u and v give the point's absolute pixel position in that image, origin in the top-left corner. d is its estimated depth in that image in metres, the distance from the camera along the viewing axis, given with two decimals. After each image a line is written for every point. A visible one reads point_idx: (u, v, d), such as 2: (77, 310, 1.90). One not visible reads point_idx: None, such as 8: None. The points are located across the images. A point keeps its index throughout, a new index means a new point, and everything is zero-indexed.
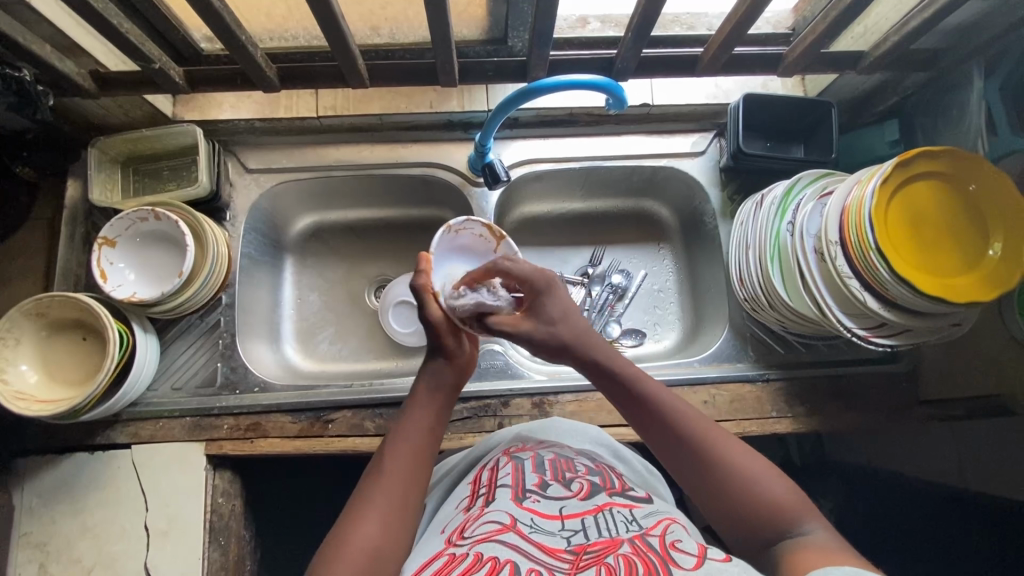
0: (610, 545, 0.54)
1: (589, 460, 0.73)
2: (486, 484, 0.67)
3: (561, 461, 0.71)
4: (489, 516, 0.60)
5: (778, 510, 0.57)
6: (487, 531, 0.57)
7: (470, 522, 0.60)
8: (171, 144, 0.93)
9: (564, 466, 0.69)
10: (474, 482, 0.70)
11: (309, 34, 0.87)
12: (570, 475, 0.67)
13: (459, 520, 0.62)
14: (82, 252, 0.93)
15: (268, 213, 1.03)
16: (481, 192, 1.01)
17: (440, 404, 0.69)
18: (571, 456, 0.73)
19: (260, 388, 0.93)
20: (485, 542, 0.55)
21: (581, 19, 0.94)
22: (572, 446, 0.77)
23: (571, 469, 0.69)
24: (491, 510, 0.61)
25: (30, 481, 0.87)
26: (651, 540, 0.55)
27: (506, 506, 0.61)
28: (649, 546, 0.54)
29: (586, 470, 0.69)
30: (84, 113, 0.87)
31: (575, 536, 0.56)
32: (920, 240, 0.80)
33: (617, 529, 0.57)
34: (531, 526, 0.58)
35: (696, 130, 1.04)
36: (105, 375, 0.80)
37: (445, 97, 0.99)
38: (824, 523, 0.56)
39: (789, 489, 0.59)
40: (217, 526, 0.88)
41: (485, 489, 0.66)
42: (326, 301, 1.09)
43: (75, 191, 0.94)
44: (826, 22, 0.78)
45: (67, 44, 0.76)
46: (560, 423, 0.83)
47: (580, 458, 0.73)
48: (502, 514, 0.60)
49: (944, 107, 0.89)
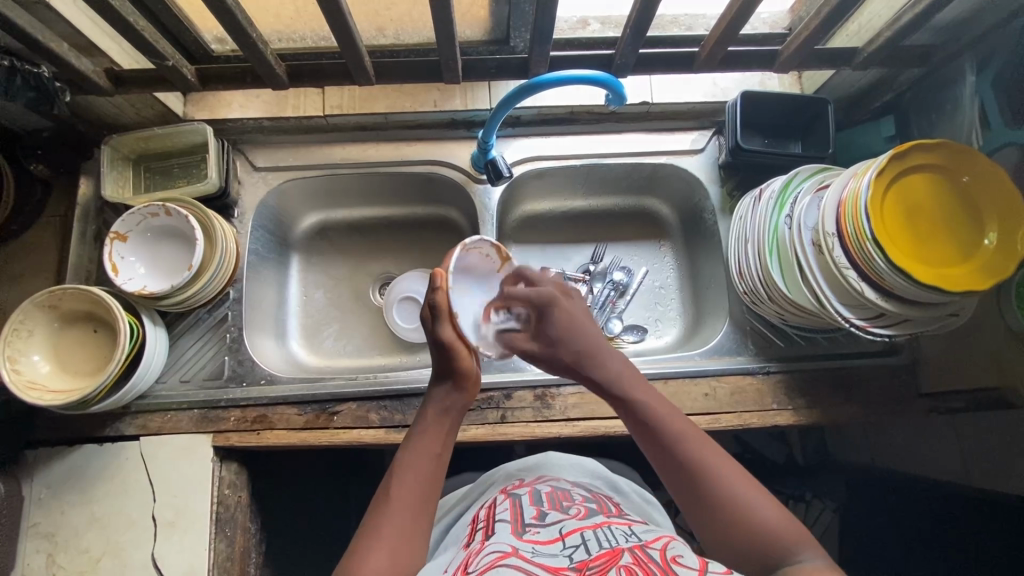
0: (612, 556, 0.55)
1: (585, 490, 0.74)
2: (485, 521, 0.68)
3: (558, 492, 0.72)
4: (490, 548, 0.59)
5: (775, 539, 0.58)
6: (489, 559, 0.56)
7: (473, 557, 0.59)
8: (182, 142, 0.95)
9: (561, 497, 0.70)
10: (474, 521, 0.71)
11: (316, 35, 0.90)
12: (567, 504, 0.69)
13: (461, 557, 0.62)
14: (94, 249, 0.95)
15: (276, 211, 1.05)
16: (484, 188, 1.03)
17: (447, 427, 0.71)
18: (568, 487, 0.74)
19: (267, 380, 0.95)
20: (490, 568, 0.54)
21: (582, 20, 0.96)
22: (569, 478, 0.79)
23: (568, 499, 0.70)
24: (491, 543, 0.60)
25: (39, 472, 0.89)
26: (652, 551, 0.56)
27: (506, 538, 0.61)
28: (649, 557, 0.54)
29: (583, 498, 0.71)
30: (97, 111, 0.89)
31: (576, 552, 0.57)
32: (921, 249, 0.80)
33: (617, 540, 0.59)
34: (533, 551, 0.57)
35: (695, 128, 1.06)
36: (116, 366, 0.81)
37: (448, 96, 1.02)
38: (820, 553, 0.58)
39: (785, 517, 0.60)
40: (224, 517, 0.89)
41: (485, 526, 0.66)
42: (331, 298, 1.11)
43: (87, 188, 0.96)
44: (820, 19, 0.80)
45: (84, 43, 0.78)
46: (554, 456, 0.85)
47: (576, 489, 0.74)
48: (504, 545, 0.59)
49: (938, 102, 0.90)
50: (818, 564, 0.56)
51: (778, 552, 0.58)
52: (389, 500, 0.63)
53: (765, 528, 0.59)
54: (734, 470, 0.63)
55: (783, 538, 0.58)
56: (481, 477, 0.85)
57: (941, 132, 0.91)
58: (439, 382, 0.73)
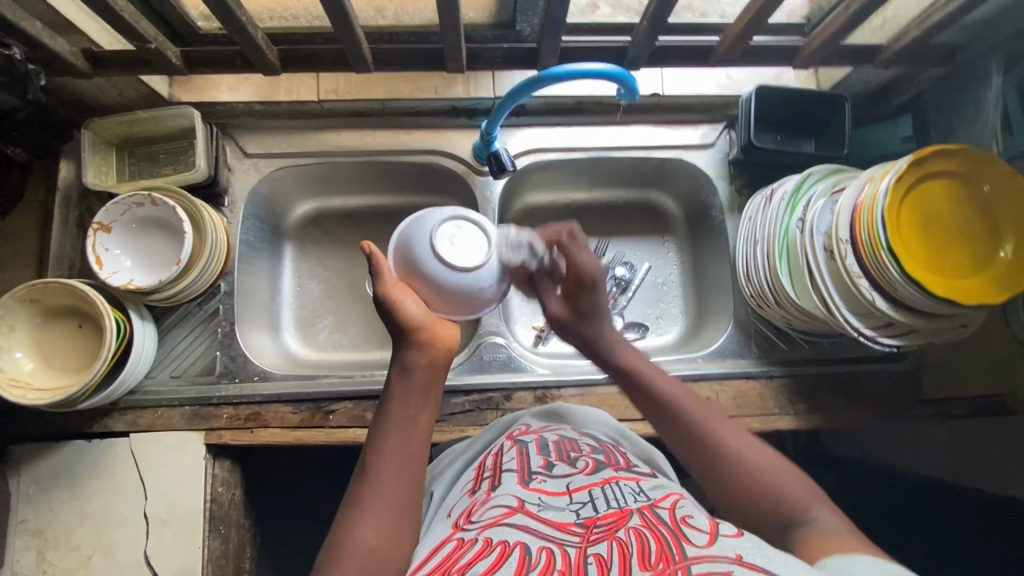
0: (620, 516, 0.53)
1: (593, 440, 0.70)
2: (491, 468, 0.65)
3: (565, 441, 0.68)
4: (495, 500, 0.58)
5: (790, 498, 0.57)
6: (495, 514, 0.55)
7: (477, 507, 0.58)
8: (167, 127, 0.91)
9: (569, 447, 0.67)
10: (480, 467, 0.68)
11: (311, 14, 0.84)
12: (575, 455, 0.65)
13: (465, 503, 0.61)
14: (77, 236, 0.91)
15: (267, 199, 1.01)
16: (486, 180, 0.99)
17: (424, 390, 0.65)
18: (575, 436, 0.70)
19: (260, 377, 0.92)
20: (495, 526, 0.53)
21: (591, 4, 0.89)
22: (575, 426, 0.75)
23: (576, 449, 0.66)
24: (498, 494, 0.59)
25: (27, 467, 0.86)
26: (661, 511, 0.53)
27: (512, 488, 0.59)
28: (659, 519, 0.52)
29: (591, 449, 0.67)
30: (78, 92, 0.84)
31: (584, 508, 0.55)
32: (935, 245, 0.79)
33: (625, 499, 0.56)
34: (539, 505, 0.56)
35: (705, 121, 1.02)
36: (103, 363, 0.78)
37: (450, 81, 0.99)
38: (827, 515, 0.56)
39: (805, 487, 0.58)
40: (217, 515, 0.88)
41: (491, 473, 0.64)
42: (326, 289, 1.07)
43: (69, 172, 0.91)
44: (848, 16, 0.76)
45: (60, 21, 0.73)
46: (560, 407, 0.79)
47: (585, 438, 0.70)
48: (509, 496, 0.58)
49: (959, 104, 0.87)
50: (825, 519, 0.54)
51: (787, 513, 0.56)
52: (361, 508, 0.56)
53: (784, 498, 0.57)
54: (736, 431, 0.64)
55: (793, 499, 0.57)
56: (498, 421, 0.81)
57: (960, 136, 0.87)
58: (402, 342, 0.67)
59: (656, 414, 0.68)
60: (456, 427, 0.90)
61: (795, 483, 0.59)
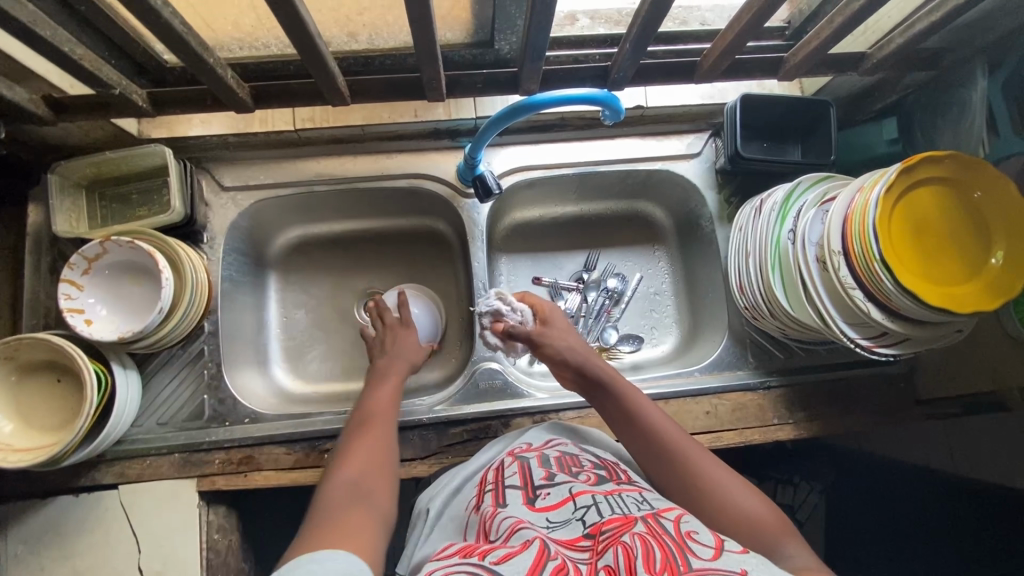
0: (625, 522, 0.52)
1: (594, 456, 0.69)
2: (493, 482, 0.65)
3: (566, 456, 0.67)
4: (501, 515, 0.56)
5: (758, 521, 0.61)
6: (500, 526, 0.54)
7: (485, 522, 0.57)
8: (138, 167, 0.88)
9: (570, 461, 0.66)
10: (481, 482, 0.67)
11: (281, 41, 0.80)
12: (577, 468, 0.64)
13: (472, 521, 0.60)
14: (50, 283, 0.87)
15: (247, 231, 0.98)
16: (471, 203, 0.97)
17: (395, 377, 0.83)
18: (575, 452, 0.69)
19: (251, 419, 0.90)
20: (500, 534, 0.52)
21: (569, 16, 0.88)
22: (575, 442, 0.75)
23: (577, 463, 0.65)
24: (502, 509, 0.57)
25: (15, 528, 0.83)
26: (665, 521, 0.52)
27: (517, 509, 0.57)
28: (664, 529, 0.51)
29: (592, 464, 0.66)
30: (42, 136, 0.80)
31: (588, 515, 0.54)
32: (921, 251, 0.78)
33: (629, 508, 0.55)
34: (545, 523, 0.54)
35: (691, 130, 1.02)
36: (86, 419, 0.75)
37: (430, 105, 0.95)
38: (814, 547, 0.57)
39: (767, 508, 0.62)
40: (216, 563, 0.86)
41: (494, 486, 0.63)
42: (314, 318, 1.05)
43: (37, 216, 0.87)
44: (833, 29, 0.75)
45: (17, 68, 0.69)
46: (558, 423, 0.79)
47: (585, 454, 0.69)
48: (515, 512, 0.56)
49: (945, 106, 0.86)
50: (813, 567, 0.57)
51: (760, 534, 0.60)
52: (344, 463, 0.68)
53: (749, 514, 0.61)
54: (703, 452, 0.68)
55: (760, 518, 0.61)
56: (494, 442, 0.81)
57: (946, 138, 0.87)
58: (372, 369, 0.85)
59: (624, 427, 0.72)
60: (455, 458, 0.89)
61: (760, 504, 0.63)
